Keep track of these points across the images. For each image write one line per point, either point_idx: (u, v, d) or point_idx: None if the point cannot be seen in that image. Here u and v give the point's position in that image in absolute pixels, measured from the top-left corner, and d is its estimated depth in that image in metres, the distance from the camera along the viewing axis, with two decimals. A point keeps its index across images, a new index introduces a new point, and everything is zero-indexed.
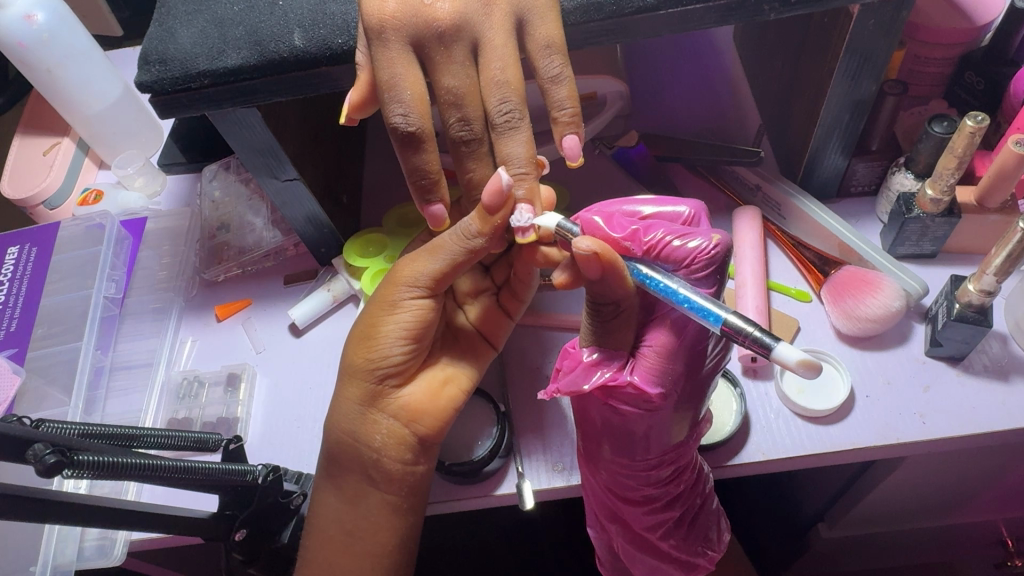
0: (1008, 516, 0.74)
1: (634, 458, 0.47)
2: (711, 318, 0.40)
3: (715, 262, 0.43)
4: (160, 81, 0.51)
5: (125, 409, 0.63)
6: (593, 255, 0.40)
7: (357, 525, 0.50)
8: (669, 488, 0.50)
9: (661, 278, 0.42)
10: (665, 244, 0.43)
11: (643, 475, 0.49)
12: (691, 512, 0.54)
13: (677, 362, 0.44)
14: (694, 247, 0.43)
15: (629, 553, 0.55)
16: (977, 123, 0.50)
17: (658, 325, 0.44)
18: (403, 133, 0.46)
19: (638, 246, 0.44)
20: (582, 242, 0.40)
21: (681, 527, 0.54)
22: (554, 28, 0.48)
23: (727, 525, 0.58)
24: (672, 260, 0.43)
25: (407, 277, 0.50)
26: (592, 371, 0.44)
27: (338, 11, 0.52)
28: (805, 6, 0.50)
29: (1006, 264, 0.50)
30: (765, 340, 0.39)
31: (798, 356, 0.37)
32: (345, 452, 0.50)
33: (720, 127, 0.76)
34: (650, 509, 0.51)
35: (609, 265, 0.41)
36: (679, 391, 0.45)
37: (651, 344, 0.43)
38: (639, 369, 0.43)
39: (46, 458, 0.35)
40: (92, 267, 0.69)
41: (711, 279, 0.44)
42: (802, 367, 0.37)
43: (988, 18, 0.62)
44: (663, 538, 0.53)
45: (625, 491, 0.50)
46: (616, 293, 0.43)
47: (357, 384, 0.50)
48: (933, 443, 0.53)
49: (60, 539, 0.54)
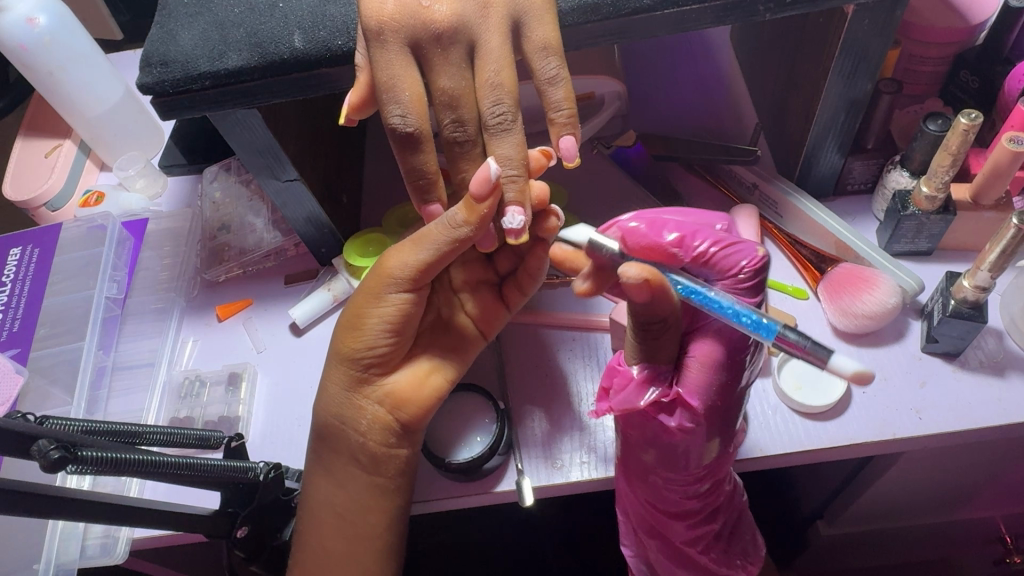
0: (1007, 511, 0.75)
1: (678, 471, 0.48)
2: (763, 331, 0.42)
3: (760, 272, 0.46)
4: (162, 83, 0.52)
5: (126, 409, 0.63)
6: (644, 282, 0.40)
7: (347, 508, 0.51)
8: (708, 501, 0.52)
9: (706, 291, 0.44)
10: (713, 251, 0.46)
11: (684, 488, 0.50)
12: (728, 525, 0.56)
13: (723, 372, 0.45)
14: (741, 262, 0.45)
15: (665, 566, 0.56)
16: (970, 120, 0.51)
17: (702, 338, 0.45)
18: (401, 134, 0.47)
19: (686, 253, 0.46)
20: (630, 270, 0.40)
21: (720, 541, 0.56)
22: (550, 30, 0.49)
23: (761, 540, 0.60)
24: (716, 269, 0.46)
25: (391, 268, 0.50)
26: (646, 386, 0.45)
27: (337, 13, 0.52)
28: (800, 6, 0.50)
29: (999, 260, 0.51)
30: (819, 349, 0.41)
31: (853, 366, 0.40)
32: (333, 435, 0.52)
33: (717, 127, 0.77)
34: (692, 523, 0.53)
35: (659, 288, 0.41)
36: (724, 404, 0.46)
37: (696, 356, 0.45)
38: (685, 382, 0.44)
39: (50, 454, 0.35)
40: (93, 268, 0.70)
41: (754, 290, 0.46)
42: (855, 378, 0.39)
43: (983, 17, 0.62)
44: (701, 551, 0.54)
45: (665, 504, 0.52)
46: (665, 311, 0.43)
47: (342, 370, 0.52)
48: (929, 438, 0.53)
49: (63, 538, 0.54)
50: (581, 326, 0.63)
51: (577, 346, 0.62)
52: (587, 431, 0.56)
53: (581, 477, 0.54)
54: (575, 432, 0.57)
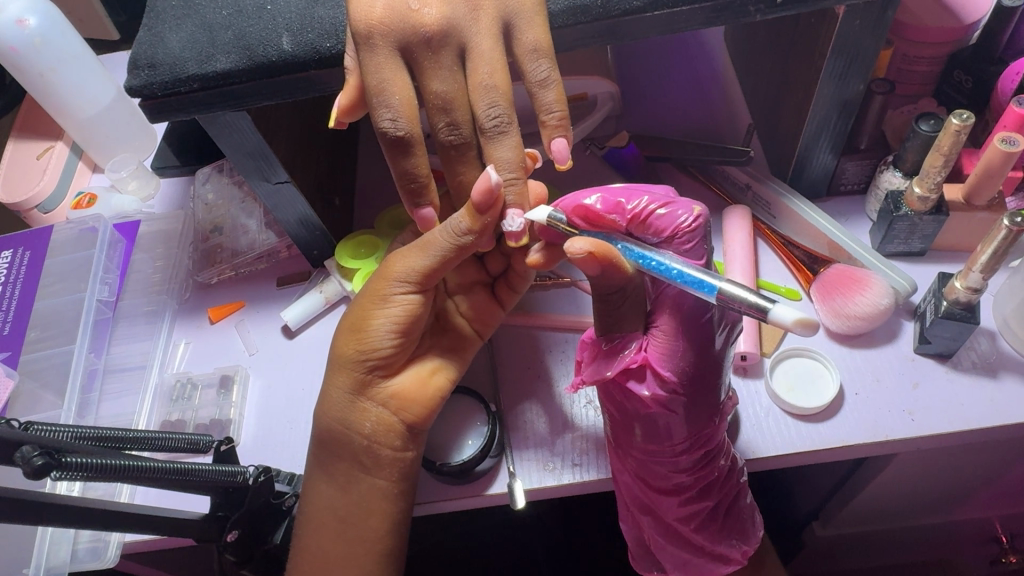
0: (1004, 512, 0.74)
1: (662, 444, 0.48)
2: (706, 288, 0.41)
3: (697, 234, 0.44)
4: (150, 86, 0.52)
5: (118, 412, 0.63)
6: (589, 255, 0.40)
7: (346, 510, 0.51)
8: (700, 477, 0.51)
9: (653, 254, 0.43)
10: (649, 214, 0.44)
11: (671, 461, 0.50)
12: (725, 503, 0.54)
13: (688, 343, 0.45)
14: (678, 219, 0.44)
15: (659, 544, 0.56)
16: (962, 121, 0.51)
17: (663, 309, 0.45)
18: (392, 137, 0.47)
19: (622, 217, 0.45)
20: (576, 244, 0.41)
21: (716, 519, 0.54)
22: (540, 32, 0.48)
23: (761, 521, 0.59)
24: (654, 230, 0.45)
25: (398, 272, 0.50)
26: (612, 358, 0.46)
27: (327, 15, 0.52)
28: (791, 7, 0.50)
29: (991, 262, 0.50)
30: (760, 304, 0.39)
31: (794, 315, 0.37)
32: (335, 440, 0.51)
33: (711, 127, 0.77)
34: (683, 499, 0.52)
35: (607, 259, 0.41)
36: (694, 374, 0.46)
37: (657, 326, 0.45)
38: (650, 348, 0.46)
39: (34, 460, 0.35)
40: (84, 271, 0.69)
41: (697, 250, 0.45)
42: (799, 326, 0.36)
43: (977, 16, 0.62)
44: (694, 528, 0.54)
45: (655, 479, 0.51)
46: (618, 282, 0.43)
47: (346, 373, 0.51)
48: (922, 439, 0.53)
49: (53, 541, 0.54)
50: (573, 327, 0.63)
51: (569, 347, 0.62)
52: (581, 429, 0.56)
53: (574, 480, 0.54)
54: (569, 432, 0.56)
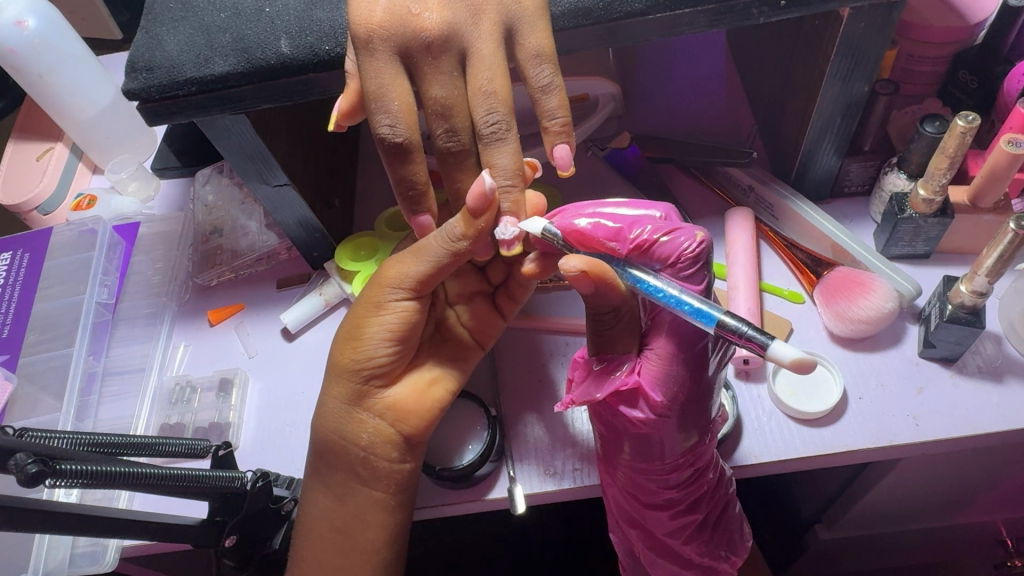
0: (1008, 516, 0.74)
1: (652, 463, 0.47)
2: (705, 319, 0.40)
3: (700, 260, 0.44)
4: (148, 89, 0.51)
5: (117, 415, 0.63)
6: (582, 274, 0.40)
7: (346, 523, 0.50)
8: (691, 491, 0.50)
9: (651, 280, 0.42)
10: (651, 242, 0.44)
11: (663, 478, 0.49)
12: (714, 515, 0.54)
13: (680, 366, 0.44)
14: (681, 246, 0.43)
15: (648, 557, 0.55)
16: (968, 123, 0.50)
17: (657, 332, 0.45)
18: (390, 143, 0.46)
19: (623, 245, 0.44)
20: (570, 262, 0.40)
21: (705, 531, 0.53)
22: (543, 37, 0.48)
23: (750, 532, 0.58)
24: (657, 257, 0.44)
25: (393, 278, 0.50)
26: (603, 380, 0.45)
27: (325, 17, 0.52)
28: (795, 8, 0.49)
29: (997, 265, 0.50)
30: (759, 338, 0.39)
31: (792, 354, 0.37)
32: (332, 451, 0.51)
33: (713, 128, 0.76)
34: (675, 512, 0.51)
35: (600, 279, 0.41)
36: (684, 398, 0.45)
37: (652, 350, 0.44)
38: (643, 372, 0.44)
39: (28, 468, 0.35)
40: (84, 273, 0.69)
41: (698, 276, 0.44)
42: (795, 366, 0.37)
43: (983, 16, 0.61)
44: (685, 542, 0.53)
45: (645, 495, 0.50)
46: (613, 302, 0.43)
47: (343, 383, 0.51)
48: (926, 444, 0.53)
49: (51, 545, 0.54)
50: (576, 330, 0.62)
51: (570, 352, 0.61)
52: (581, 441, 0.55)
53: (574, 485, 0.54)
54: (570, 441, 0.56)
